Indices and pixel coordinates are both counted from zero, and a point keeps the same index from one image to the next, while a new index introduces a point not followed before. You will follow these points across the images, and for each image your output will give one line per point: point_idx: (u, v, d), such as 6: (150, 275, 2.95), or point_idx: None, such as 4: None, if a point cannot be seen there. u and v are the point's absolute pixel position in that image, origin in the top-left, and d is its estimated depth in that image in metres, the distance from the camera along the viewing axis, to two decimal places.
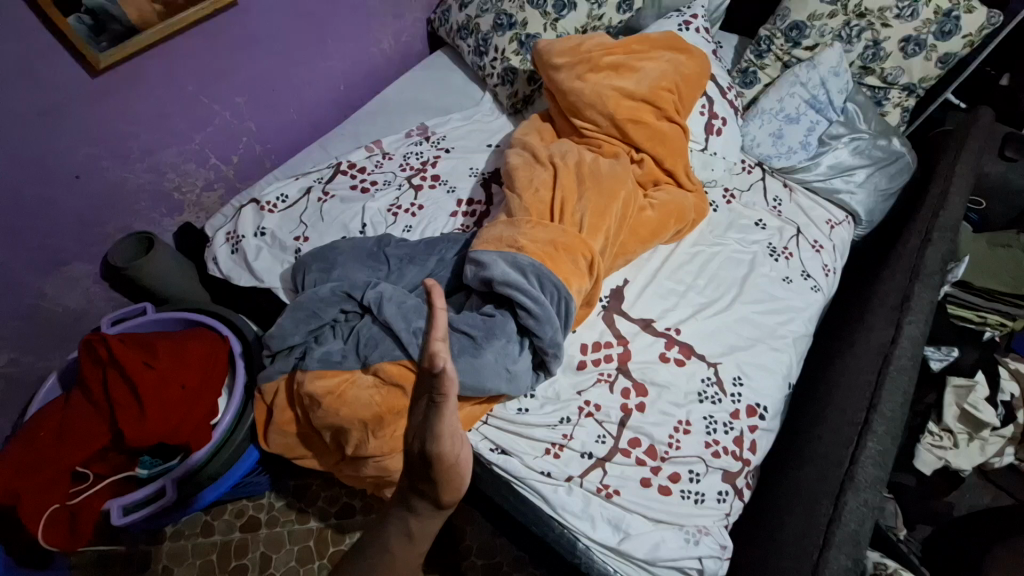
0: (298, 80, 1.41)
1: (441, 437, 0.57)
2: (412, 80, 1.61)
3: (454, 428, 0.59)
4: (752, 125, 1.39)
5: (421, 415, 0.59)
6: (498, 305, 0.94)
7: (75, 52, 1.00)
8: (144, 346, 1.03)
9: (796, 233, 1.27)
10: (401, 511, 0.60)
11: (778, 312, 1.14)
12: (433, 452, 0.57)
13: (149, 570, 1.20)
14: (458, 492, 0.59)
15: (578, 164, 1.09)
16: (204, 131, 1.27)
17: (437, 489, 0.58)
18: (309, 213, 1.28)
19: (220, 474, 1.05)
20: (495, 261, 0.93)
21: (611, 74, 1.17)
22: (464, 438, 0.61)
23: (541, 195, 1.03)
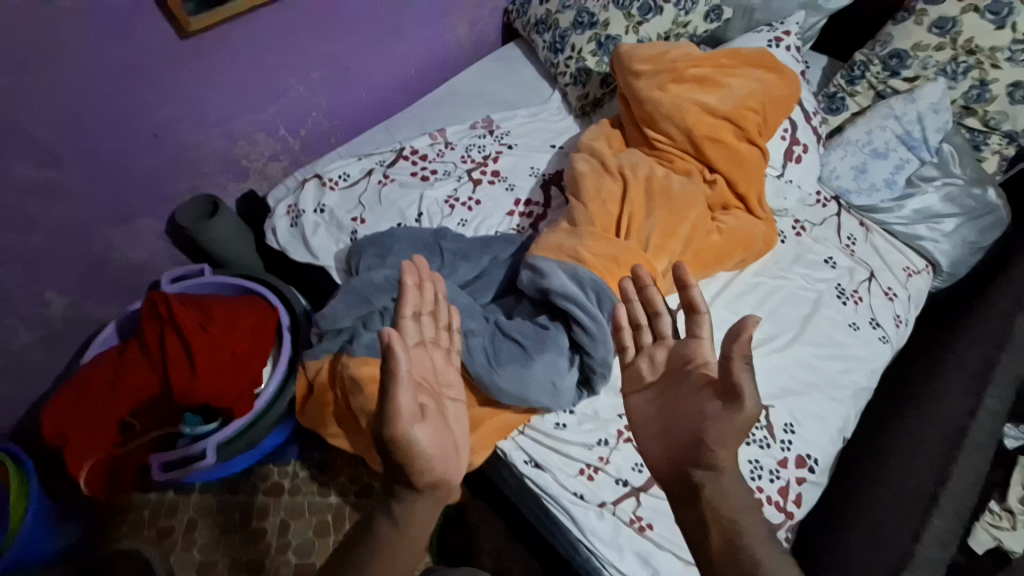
0: (372, 60, 1.41)
1: (394, 419, 0.68)
2: (482, 71, 1.59)
3: (408, 411, 0.69)
4: (833, 155, 1.30)
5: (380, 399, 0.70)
6: (552, 315, 0.92)
7: (168, 12, 1.02)
8: (201, 310, 1.07)
9: (868, 276, 1.19)
10: (386, 501, 0.72)
11: (840, 359, 1.08)
12: (390, 433, 0.68)
13: (175, 520, 1.25)
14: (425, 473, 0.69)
15: (649, 178, 1.04)
16: (277, 102, 1.28)
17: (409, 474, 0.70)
18: (368, 195, 1.29)
19: (257, 442, 1.08)
20: (554, 269, 0.90)
21: (694, 86, 1.12)
22: (426, 426, 0.71)
23: (607, 207, 1.00)
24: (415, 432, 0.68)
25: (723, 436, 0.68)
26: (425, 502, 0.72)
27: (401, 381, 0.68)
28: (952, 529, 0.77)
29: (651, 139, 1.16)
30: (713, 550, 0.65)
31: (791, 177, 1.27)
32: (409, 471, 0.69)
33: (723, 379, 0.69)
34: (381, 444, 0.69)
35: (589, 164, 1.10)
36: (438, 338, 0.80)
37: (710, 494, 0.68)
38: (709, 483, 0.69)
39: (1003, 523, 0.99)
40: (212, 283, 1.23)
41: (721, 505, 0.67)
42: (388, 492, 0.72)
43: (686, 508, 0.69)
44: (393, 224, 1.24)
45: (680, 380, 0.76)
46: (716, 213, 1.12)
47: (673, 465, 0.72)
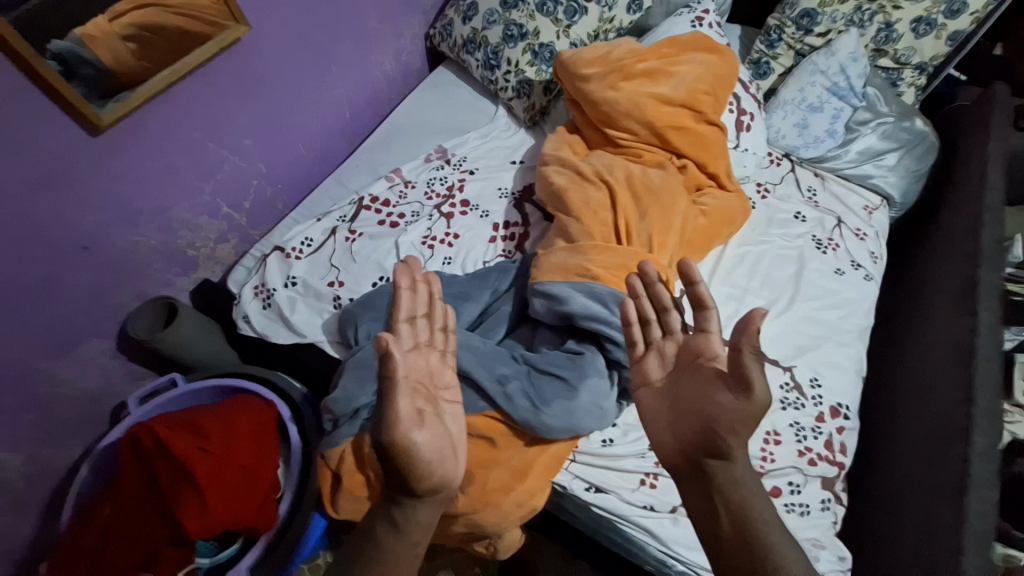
0: (305, 114, 1.32)
1: (392, 427, 0.68)
2: (419, 101, 1.54)
3: (405, 416, 0.69)
4: (775, 117, 1.37)
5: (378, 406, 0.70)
6: (579, 339, 0.90)
7: (73, 112, 0.89)
8: (192, 429, 0.96)
9: (837, 222, 1.25)
10: (387, 507, 0.71)
11: (836, 307, 1.12)
12: (387, 441, 0.68)
13: None
14: (426, 477, 0.69)
15: (629, 179, 1.06)
16: (213, 179, 1.17)
17: (408, 479, 0.69)
18: (339, 255, 1.20)
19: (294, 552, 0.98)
20: (571, 293, 0.89)
21: (646, 80, 1.16)
22: (425, 427, 0.71)
23: (599, 216, 1.00)
24: (415, 436, 0.69)
25: (735, 426, 0.65)
26: (427, 506, 0.71)
27: (399, 386, 0.69)
28: (992, 440, 0.83)
29: (618, 138, 1.17)
30: (722, 536, 0.65)
31: (753, 144, 1.32)
32: (410, 477, 0.69)
33: (733, 369, 0.65)
34: (379, 449, 0.69)
35: (566, 177, 1.10)
36: (435, 340, 0.81)
37: (720, 484, 0.67)
38: (719, 473, 0.67)
39: (1017, 417, 1.05)
40: (180, 395, 1.09)
41: (732, 494, 0.66)
42: (387, 500, 0.71)
43: (697, 497, 0.68)
44: (375, 279, 1.17)
45: (690, 371, 0.73)
46: (695, 196, 1.14)
47: (683, 455, 0.70)
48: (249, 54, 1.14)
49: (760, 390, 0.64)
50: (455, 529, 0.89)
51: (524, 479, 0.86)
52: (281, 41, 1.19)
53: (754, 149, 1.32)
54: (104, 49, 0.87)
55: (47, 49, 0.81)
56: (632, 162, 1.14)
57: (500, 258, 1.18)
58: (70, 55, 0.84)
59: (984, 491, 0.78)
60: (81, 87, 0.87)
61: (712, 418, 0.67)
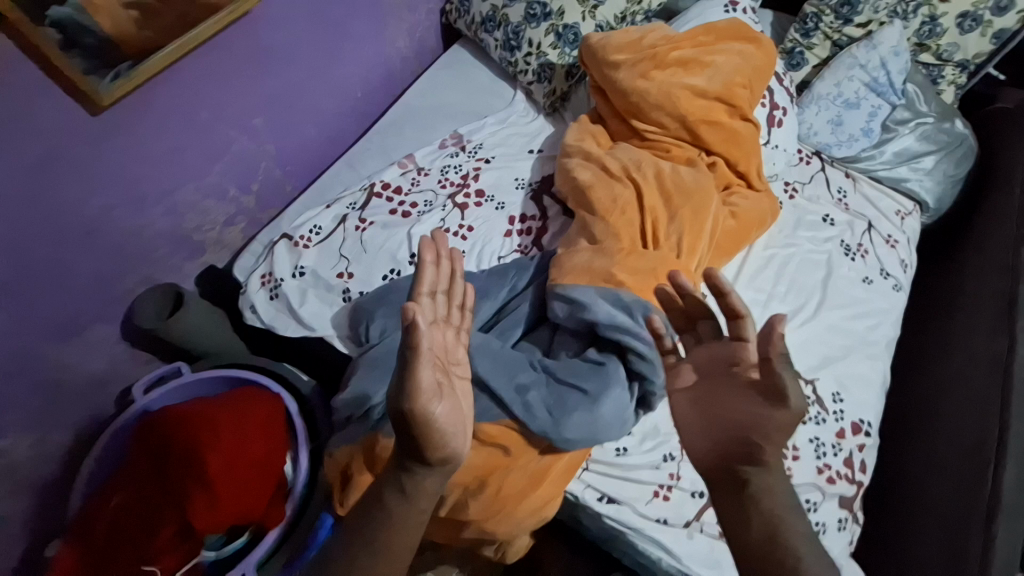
0: (316, 93, 1.25)
1: (415, 396, 0.66)
2: (433, 81, 1.47)
3: (428, 387, 0.67)
4: (808, 112, 1.30)
5: (398, 378, 0.68)
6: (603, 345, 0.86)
7: (73, 90, 0.84)
8: (199, 422, 0.95)
9: (867, 227, 1.21)
10: (396, 473, 0.71)
11: (865, 317, 1.08)
12: (407, 410, 0.66)
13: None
14: (439, 451, 0.69)
15: (656, 178, 1.01)
16: (221, 161, 1.11)
17: (422, 449, 0.68)
18: (350, 245, 1.16)
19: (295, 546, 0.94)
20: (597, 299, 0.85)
21: (679, 70, 1.09)
22: (444, 398, 0.70)
23: (624, 219, 0.95)
24: (435, 408, 0.67)
25: (773, 434, 0.62)
26: (434, 476, 0.70)
27: (422, 359, 0.67)
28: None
29: (647, 129, 1.12)
30: (751, 544, 0.62)
31: (786, 142, 1.26)
32: (424, 447, 0.68)
33: (765, 379, 0.62)
34: (397, 416, 0.68)
35: (589, 173, 1.04)
36: (451, 316, 0.78)
37: (754, 490, 0.63)
38: (755, 482, 0.64)
39: None
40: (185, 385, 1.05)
41: (766, 502, 0.63)
42: (397, 467, 0.70)
43: (728, 505, 0.64)
44: (387, 271, 1.12)
45: (720, 379, 0.68)
46: (725, 196, 1.09)
47: (716, 460, 0.66)
48: (258, 27, 1.07)
49: (796, 398, 0.61)
50: (462, 534, 0.87)
51: (538, 490, 0.85)
52: (293, 13, 1.12)
53: (786, 146, 1.26)
54: (107, 17, 0.81)
55: (46, 17, 0.76)
56: (660, 157, 1.08)
57: (517, 255, 1.14)
58: (70, 23, 0.78)
59: (1014, 518, 0.77)
60: (81, 58, 0.81)
61: (747, 426, 0.63)
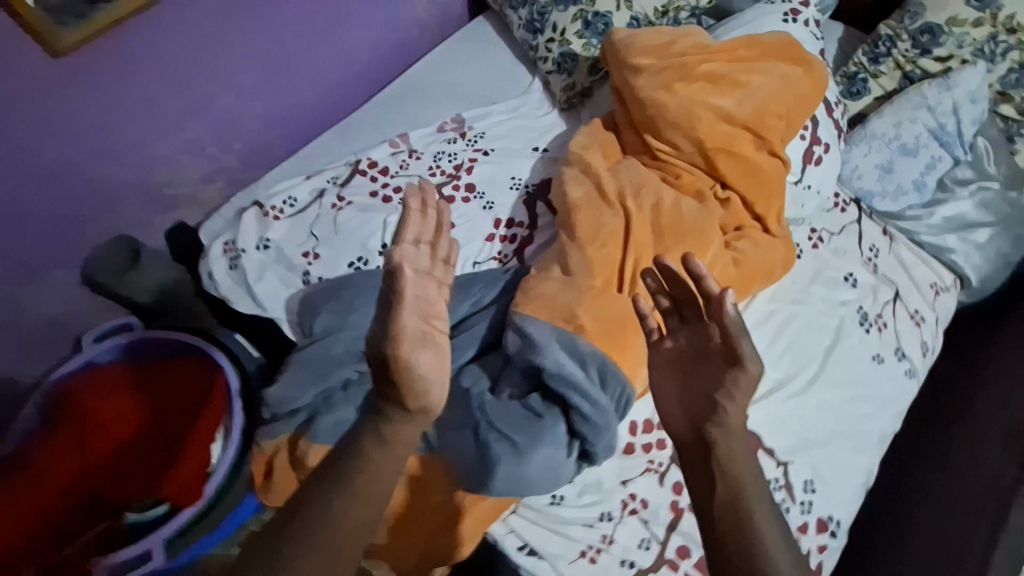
0: (316, 52, 1.17)
1: (399, 340, 0.66)
2: (449, 54, 1.35)
3: (412, 333, 0.67)
4: (855, 151, 1.13)
5: (382, 322, 0.68)
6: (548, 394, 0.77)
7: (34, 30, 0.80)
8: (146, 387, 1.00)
9: (893, 296, 1.06)
10: (374, 423, 0.65)
11: (866, 402, 0.96)
12: (391, 353, 0.66)
13: None
14: (423, 402, 0.66)
15: (652, 210, 0.89)
16: (200, 116, 1.05)
17: (401, 394, 0.65)
18: (322, 224, 1.09)
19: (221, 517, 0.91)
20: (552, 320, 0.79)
21: (707, 86, 0.95)
22: (431, 350, 0.69)
23: (603, 252, 0.85)
24: (417, 355, 0.67)
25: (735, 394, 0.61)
26: (412, 427, 0.65)
27: (407, 302, 0.69)
28: None
29: (659, 148, 0.98)
30: (717, 511, 0.57)
31: (821, 183, 1.11)
32: (399, 394, 0.65)
33: (730, 342, 0.62)
34: (375, 360, 0.67)
35: (580, 189, 0.93)
36: (434, 269, 0.77)
37: (723, 459, 0.59)
38: (721, 444, 0.60)
39: None
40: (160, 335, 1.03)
41: (732, 467, 0.59)
42: (372, 412, 0.66)
43: (694, 469, 0.60)
44: (354, 259, 1.05)
45: (699, 359, 0.65)
46: (730, 238, 0.96)
47: (689, 428, 0.63)
48: None
49: (755, 362, 0.62)
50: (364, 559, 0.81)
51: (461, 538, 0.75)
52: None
53: (820, 187, 1.11)
54: None
55: None
56: (667, 183, 0.96)
57: (493, 264, 1.05)
58: None
59: None
60: None
61: (713, 388, 0.62)
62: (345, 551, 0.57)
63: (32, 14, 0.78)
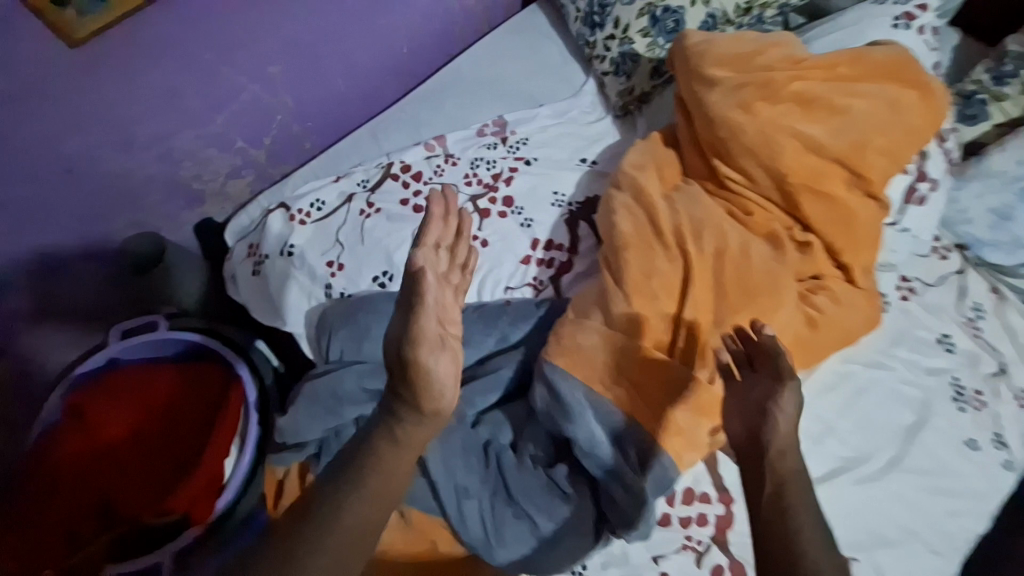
0: (353, 41, 1.07)
1: (418, 341, 0.58)
2: (496, 45, 1.23)
3: (433, 335, 0.59)
4: (965, 191, 0.95)
5: (400, 319, 0.60)
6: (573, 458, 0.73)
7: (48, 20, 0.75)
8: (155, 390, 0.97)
9: (997, 371, 0.91)
10: (385, 418, 0.58)
11: (950, 494, 0.84)
12: (407, 353, 0.58)
13: None
14: (438, 405, 0.58)
15: (714, 257, 0.77)
16: (227, 110, 0.98)
17: (416, 394, 0.58)
18: (348, 231, 1.01)
19: None
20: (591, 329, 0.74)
21: (795, 108, 0.80)
22: (450, 353, 0.60)
23: (650, 303, 0.74)
24: (436, 361, 0.58)
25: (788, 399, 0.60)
26: (424, 429, 0.59)
27: (428, 306, 0.59)
28: None
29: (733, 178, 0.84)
30: (767, 515, 0.54)
31: (917, 227, 0.94)
32: (412, 395, 0.58)
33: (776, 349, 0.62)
34: (392, 360, 0.59)
35: (633, 222, 0.81)
36: (452, 275, 0.65)
37: (779, 469, 0.56)
38: (774, 443, 0.58)
39: None
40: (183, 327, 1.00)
41: (782, 465, 0.57)
42: (382, 410, 0.59)
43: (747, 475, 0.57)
44: (378, 274, 0.98)
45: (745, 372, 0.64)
46: (804, 295, 0.81)
47: (746, 437, 0.60)
48: None
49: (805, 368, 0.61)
50: None
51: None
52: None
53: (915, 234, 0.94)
54: None
55: None
56: (735, 220, 0.82)
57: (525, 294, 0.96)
58: None
59: None
60: None
61: (766, 396, 0.60)
62: (354, 549, 0.53)
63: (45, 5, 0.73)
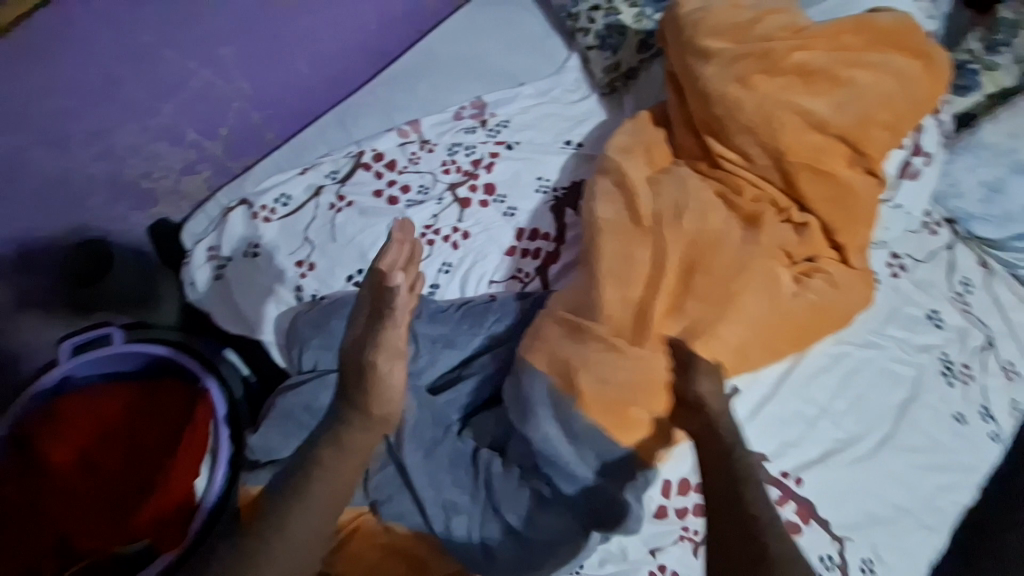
0: (314, 18, 0.98)
1: (380, 349, 0.57)
2: (471, 20, 1.14)
3: (391, 345, 0.58)
4: (957, 164, 0.94)
5: (360, 326, 0.59)
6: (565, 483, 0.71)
7: None
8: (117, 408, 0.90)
9: (985, 344, 0.91)
10: (330, 424, 0.57)
11: (941, 470, 0.84)
12: (366, 359, 0.57)
13: None
14: (388, 410, 0.58)
15: (710, 249, 0.74)
16: (175, 98, 0.90)
17: (367, 399, 0.57)
18: (317, 227, 0.94)
19: None
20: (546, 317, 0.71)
21: (796, 80, 0.76)
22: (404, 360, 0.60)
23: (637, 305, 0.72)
24: (395, 369, 0.58)
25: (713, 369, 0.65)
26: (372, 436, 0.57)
27: (390, 316, 0.58)
28: None
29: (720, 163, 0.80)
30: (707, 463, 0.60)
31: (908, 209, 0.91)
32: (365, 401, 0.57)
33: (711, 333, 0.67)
34: (347, 366, 0.58)
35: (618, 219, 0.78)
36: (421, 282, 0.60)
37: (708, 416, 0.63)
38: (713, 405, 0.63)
39: None
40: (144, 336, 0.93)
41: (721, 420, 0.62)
42: (328, 416, 0.58)
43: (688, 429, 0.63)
44: (353, 273, 0.91)
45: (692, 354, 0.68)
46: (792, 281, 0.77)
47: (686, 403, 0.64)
48: None
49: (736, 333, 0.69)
50: None
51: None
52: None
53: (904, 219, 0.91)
54: None
55: None
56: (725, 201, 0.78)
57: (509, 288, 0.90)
58: None
59: None
60: None
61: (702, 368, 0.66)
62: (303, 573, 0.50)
63: None
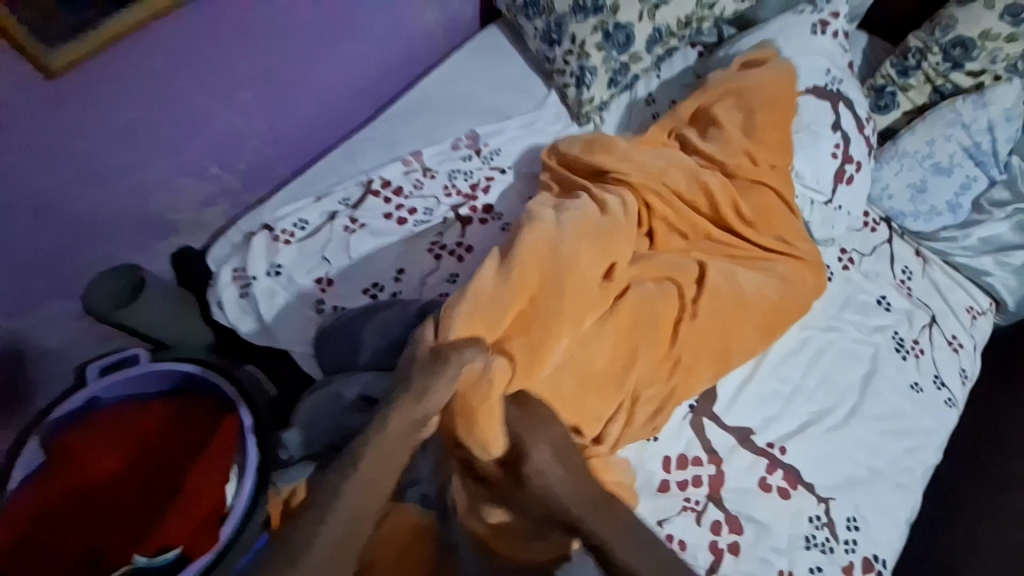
0: (322, 66, 1.11)
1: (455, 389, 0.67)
2: (460, 65, 1.30)
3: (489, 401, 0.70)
4: (886, 169, 1.10)
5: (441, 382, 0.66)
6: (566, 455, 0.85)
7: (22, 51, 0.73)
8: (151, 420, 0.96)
9: (930, 321, 1.04)
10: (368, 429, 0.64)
11: (906, 435, 0.95)
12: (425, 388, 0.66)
13: None
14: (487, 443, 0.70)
15: (675, 268, 0.94)
16: (199, 138, 0.99)
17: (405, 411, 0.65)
18: (333, 247, 1.03)
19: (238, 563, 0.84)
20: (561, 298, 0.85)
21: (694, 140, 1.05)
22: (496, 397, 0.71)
23: (536, 350, 0.76)
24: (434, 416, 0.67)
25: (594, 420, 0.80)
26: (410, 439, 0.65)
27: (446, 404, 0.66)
28: None
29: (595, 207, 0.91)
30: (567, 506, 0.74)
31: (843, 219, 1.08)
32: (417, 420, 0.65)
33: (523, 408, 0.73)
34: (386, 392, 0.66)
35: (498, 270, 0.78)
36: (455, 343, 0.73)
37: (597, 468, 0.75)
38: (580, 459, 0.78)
39: None
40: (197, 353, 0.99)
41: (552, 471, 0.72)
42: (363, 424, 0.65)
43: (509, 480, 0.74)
44: (368, 286, 1.00)
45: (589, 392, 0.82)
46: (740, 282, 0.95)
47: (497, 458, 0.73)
48: None
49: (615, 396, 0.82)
50: None
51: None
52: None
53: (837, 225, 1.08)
54: None
55: None
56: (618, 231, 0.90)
57: None
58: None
59: None
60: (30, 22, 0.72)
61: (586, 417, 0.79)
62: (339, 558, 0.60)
63: (20, 35, 0.72)
